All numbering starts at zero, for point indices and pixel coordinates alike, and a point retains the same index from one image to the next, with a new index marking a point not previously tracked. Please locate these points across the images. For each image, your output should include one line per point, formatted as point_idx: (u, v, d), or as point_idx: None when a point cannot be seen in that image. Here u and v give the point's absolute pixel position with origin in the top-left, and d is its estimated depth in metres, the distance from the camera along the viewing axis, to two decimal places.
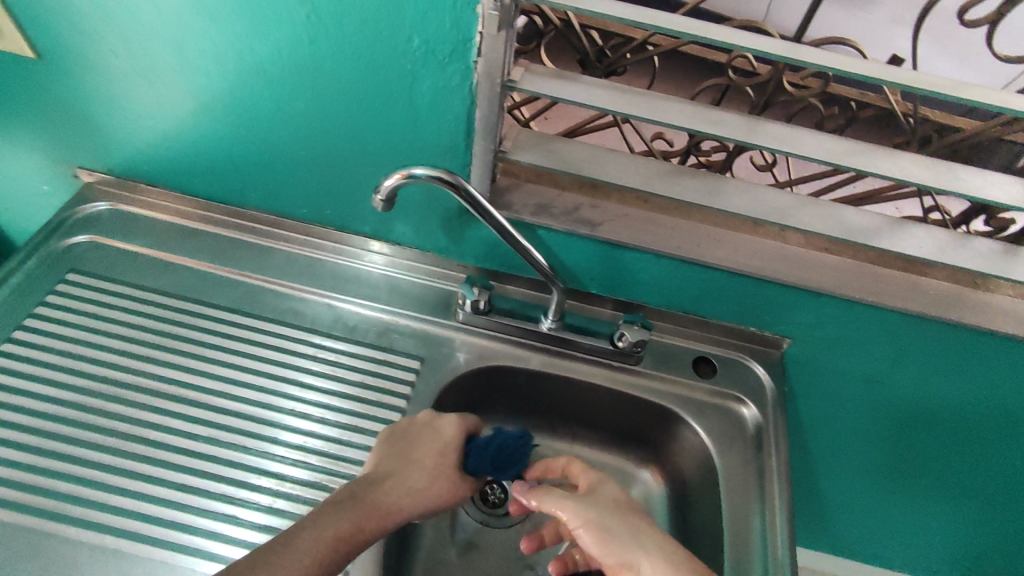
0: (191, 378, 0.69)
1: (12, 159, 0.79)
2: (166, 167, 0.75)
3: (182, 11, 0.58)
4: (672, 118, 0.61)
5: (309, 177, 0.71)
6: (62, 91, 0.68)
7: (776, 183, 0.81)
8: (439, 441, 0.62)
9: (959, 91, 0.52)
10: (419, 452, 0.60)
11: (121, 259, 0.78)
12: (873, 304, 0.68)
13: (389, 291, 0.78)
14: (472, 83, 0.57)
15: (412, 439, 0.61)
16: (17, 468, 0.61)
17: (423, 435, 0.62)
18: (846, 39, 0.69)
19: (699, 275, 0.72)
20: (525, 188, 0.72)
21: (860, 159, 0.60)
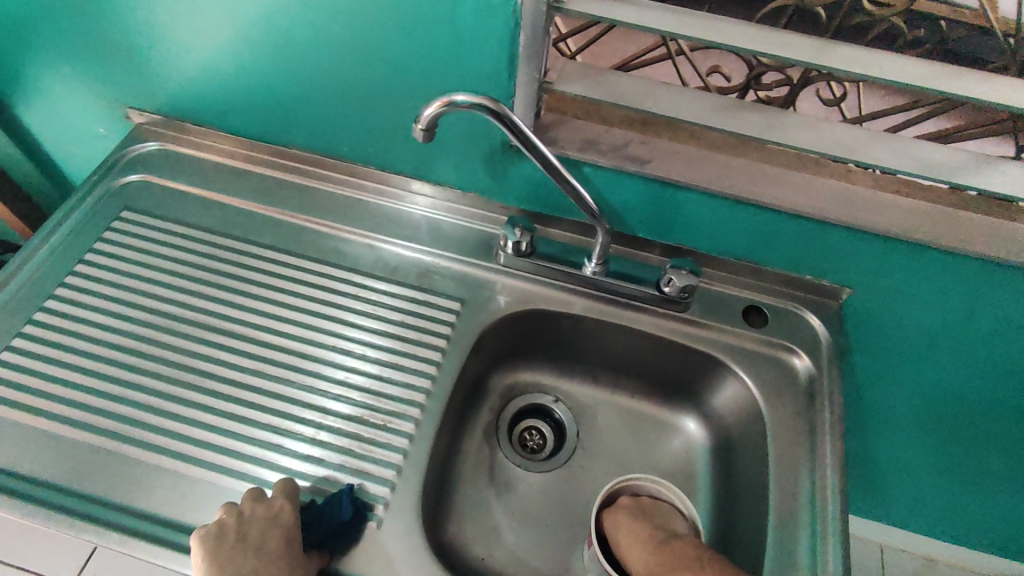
0: (238, 313, 0.71)
1: (69, 99, 0.81)
2: (210, 105, 0.76)
3: None
4: (733, 39, 0.56)
5: (349, 112, 0.69)
6: (109, 26, 0.69)
7: (844, 119, 0.74)
8: (277, 525, 0.54)
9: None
10: (262, 551, 0.52)
11: (172, 198, 0.79)
12: (949, 249, 0.63)
13: (430, 233, 0.78)
14: (517, 1, 0.53)
15: (245, 537, 0.53)
16: (81, 391, 0.64)
17: (260, 529, 0.53)
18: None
19: (754, 217, 0.68)
20: (570, 124, 0.68)
21: (945, 84, 0.54)
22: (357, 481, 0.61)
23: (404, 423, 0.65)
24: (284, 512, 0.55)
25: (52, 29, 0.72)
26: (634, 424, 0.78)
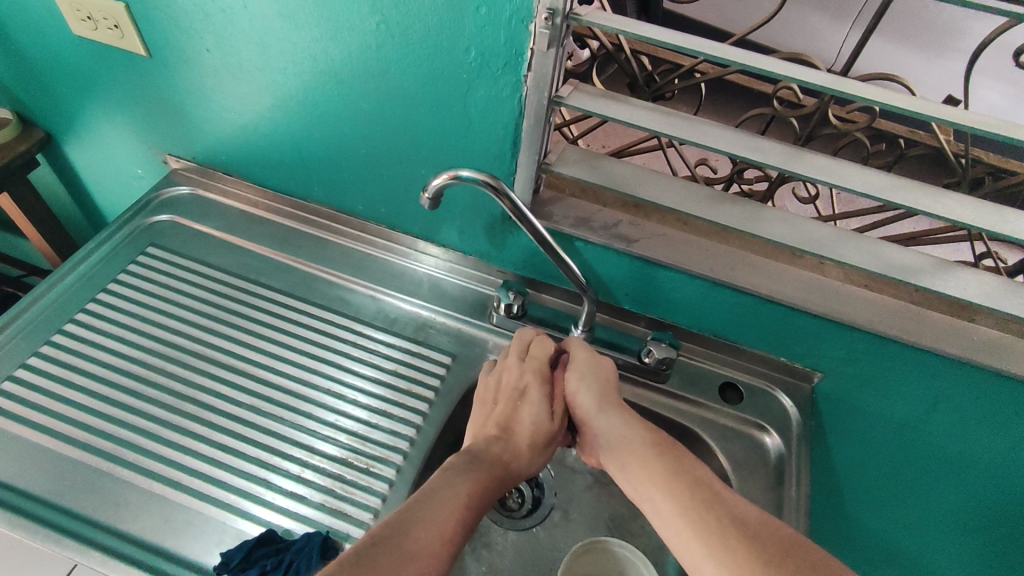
0: (244, 351, 0.75)
1: (115, 143, 0.89)
2: (244, 158, 0.83)
3: (272, 17, 0.64)
4: (715, 142, 0.63)
5: (369, 174, 0.76)
6: (164, 85, 0.77)
7: (819, 217, 0.80)
8: (508, 394, 0.67)
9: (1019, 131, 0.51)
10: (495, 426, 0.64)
11: (195, 238, 0.86)
12: (911, 343, 0.67)
13: (430, 289, 0.83)
14: (521, 95, 0.60)
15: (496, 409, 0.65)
16: (87, 413, 0.68)
17: (507, 399, 0.66)
18: (894, 75, 0.70)
19: (731, 299, 0.72)
20: (567, 201, 0.75)
21: (904, 195, 0.60)
22: (335, 521, 0.63)
23: (388, 469, 0.67)
24: (533, 382, 0.67)
25: (109, 83, 0.80)
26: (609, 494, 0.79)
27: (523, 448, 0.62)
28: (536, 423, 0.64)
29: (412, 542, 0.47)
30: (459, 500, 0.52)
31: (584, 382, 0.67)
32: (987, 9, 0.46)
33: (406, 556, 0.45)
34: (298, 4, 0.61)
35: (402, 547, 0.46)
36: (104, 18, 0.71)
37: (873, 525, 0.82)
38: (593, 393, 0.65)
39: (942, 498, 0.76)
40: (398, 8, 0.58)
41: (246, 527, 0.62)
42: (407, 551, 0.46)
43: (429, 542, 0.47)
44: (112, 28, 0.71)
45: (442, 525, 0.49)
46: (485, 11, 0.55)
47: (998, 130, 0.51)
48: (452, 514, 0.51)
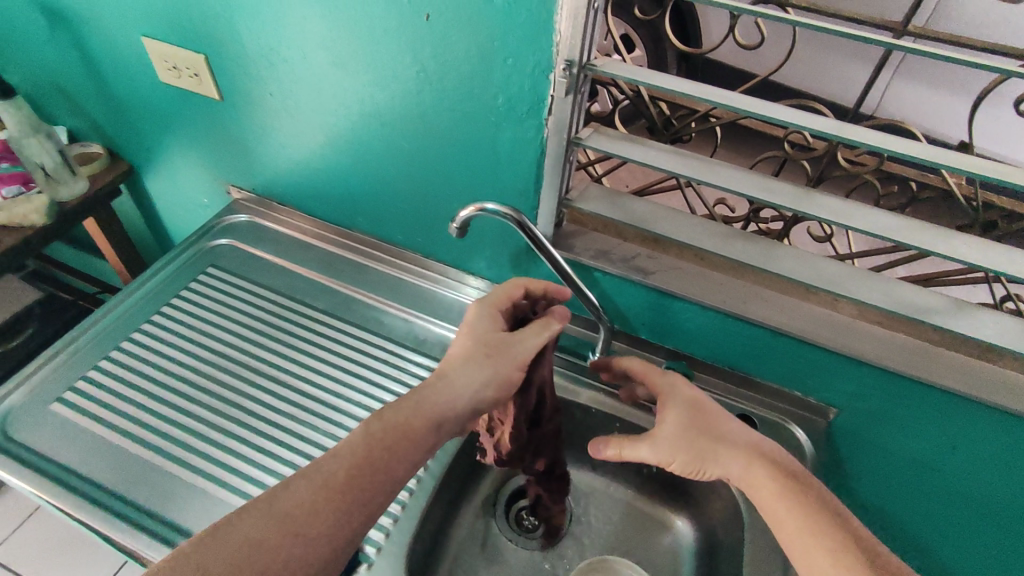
0: (284, 363, 0.82)
1: (187, 175, 1.00)
2: (296, 189, 0.92)
3: (326, 67, 0.72)
4: (726, 181, 0.67)
5: (406, 205, 0.83)
6: (231, 124, 0.87)
7: (836, 256, 0.83)
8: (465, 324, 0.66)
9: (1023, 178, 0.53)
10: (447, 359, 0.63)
11: (250, 261, 0.94)
12: (926, 381, 0.67)
13: (459, 314, 0.88)
14: (543, 136, 0.66)
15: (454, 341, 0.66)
16: (147, 412, 0.76)
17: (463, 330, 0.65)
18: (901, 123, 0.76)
19: (745, 332, 0.75)
20: (588, 235, 0.80)
21: (910, 235, 0.63)
22: None
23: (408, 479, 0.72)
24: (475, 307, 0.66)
25: (186, 123, 0.91)
26: (624, 519, 0.81)
27: (458, 381, 0.60)
28: (471, 353, 0.62)
29: (300, 501, 0.50)
30: (362, 452, 0.54)
31: (674, 441, 0.62)
32: (978, 64, 0.49)
33: (284, 517, 0.49)
34: (348, 57, 0.70)
35: (289, 506, 0.50)
36: (187, 68, 0.81)
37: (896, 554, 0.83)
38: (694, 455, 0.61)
39: (964, 528, 0.77)
40: (435, 59, 0.65)
41: None
42: (290, 511, 0.49)
43: (326, 503, 0.50)
44: (193, 75, 0.82)
45: (330, 480, 0.52)
46: (510, 62, 0.61)
47: (996, 174, 0.53)
48: (350, 466, 0.53)
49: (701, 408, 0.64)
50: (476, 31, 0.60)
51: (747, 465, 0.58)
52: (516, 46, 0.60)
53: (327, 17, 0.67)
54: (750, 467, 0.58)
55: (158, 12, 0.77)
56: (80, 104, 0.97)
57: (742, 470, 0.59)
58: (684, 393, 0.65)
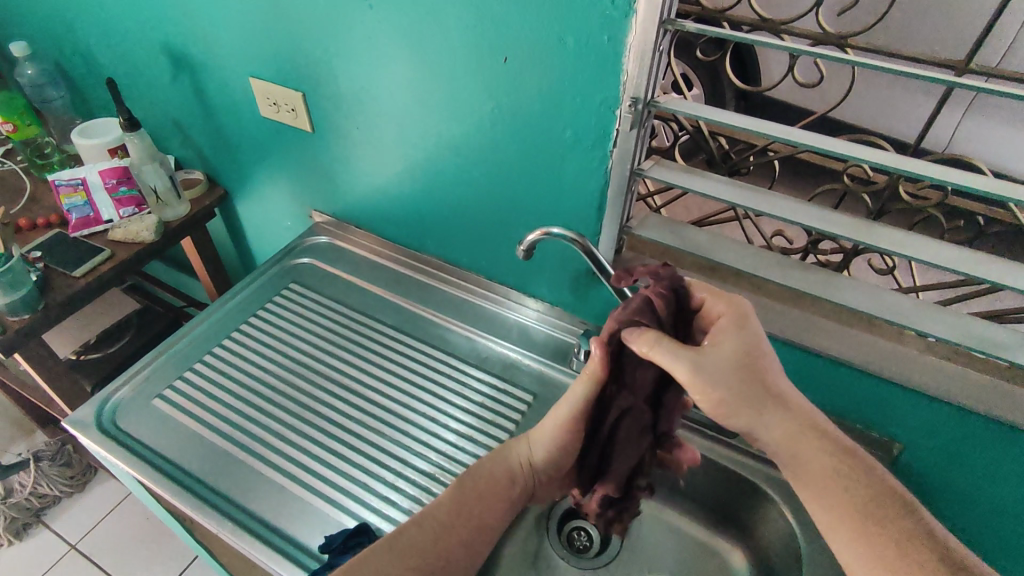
0: (356, 373, 0.88)
1: (275, 199, 1.10)
2: (373, 214, 1.00)
3: (409, 103, 0.80)
4: (785, 212, 0.69)
5: (475, 229, 0.89)
6: (320, 154, 0.96)
7: (898, 288, 0.83)
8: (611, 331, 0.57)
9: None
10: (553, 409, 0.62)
11: (328, 278, 1.02)
12: (997, 418, 0.66)
13: (519, 334, 0.92)
14: (606, 167, 0.70)
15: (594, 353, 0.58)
16: (234, 412, 0.83)
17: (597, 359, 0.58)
18: (961, 157, 0.79)
19: (804, 360, 0.75)
20: (647, 261, 0.82)
21: (976, 268, 0.63)
22: None
23: None
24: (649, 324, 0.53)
25: (279, 152, 1.01)
26: (677, 545, 0.82)
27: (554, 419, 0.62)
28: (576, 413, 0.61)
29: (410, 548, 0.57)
30: (462, 511, 0.61)
31: (722, 375, 0.51)
32: None
33: (409, 554, 0.57)
34: (430, 94, 0.77)
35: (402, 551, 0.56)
36: (285, 103, 0.91)
37: None
38: (738, 398, 0.51)
39: None
40: (510, 97, 0.70)
41: (346, 520, 0.72)
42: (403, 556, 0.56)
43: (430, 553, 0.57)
44: (290, 111, 0.92)
45: (441, 528, 0.59)
46: (579, 99, 0.66)
47: None
48: (451, 519, 0.60)
49: (751, 352, 0.52)
50: (549, 70, 0.66)
51: (799, 432, 0.52)
52: (585, 84, 0.65)
53: (415, 59, 0.74)
54: (801, 435, 0.51)
55: (266, 56, 0.87)
56: (190, 134, 1.09)
57: (790, 436, 0.51)
58: (755, 332, 0.54)
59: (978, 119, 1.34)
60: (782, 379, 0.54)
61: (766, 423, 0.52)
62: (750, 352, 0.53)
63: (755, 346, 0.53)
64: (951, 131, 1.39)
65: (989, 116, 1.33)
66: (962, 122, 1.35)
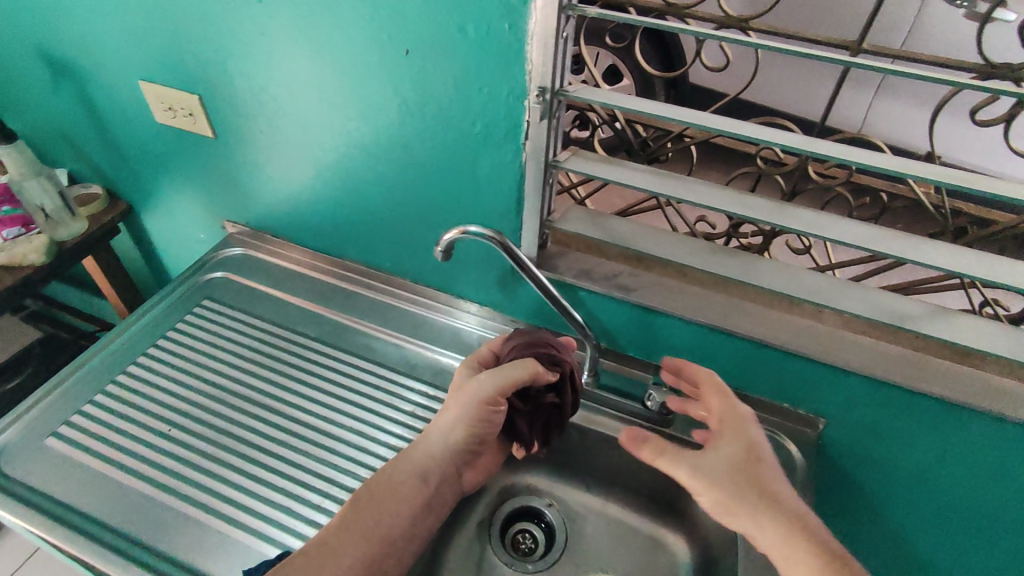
0: (277, 391, 0.83)
1: (183, 211, 1.03)
2: (289, 221, 0.94)
3: (313, 103, 0.75)
4: (701, 198, 0.69)
5: (395, 232, 0.85)
6: (226, 161, 0.90)
7: (815, 267, 0.86)
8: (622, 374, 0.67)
9: (987, 184, 0.55)
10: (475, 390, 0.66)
11: (244, 292, 0.96)
12: (911, 388, 0.68)
13: (449, 337, 0.89)
14: (521, 160, 0.68)
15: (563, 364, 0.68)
16: (140, 444, 0.77)
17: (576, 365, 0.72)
18: (860, 136, 0.80)
19: (730, 345, 0.76)
20: (572, 255, 0.81)
21: (883, 244, 0.64)
22: None
23: None
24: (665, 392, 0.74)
25: (182, 161, 0.94)
26: (621, 539, 0.80)
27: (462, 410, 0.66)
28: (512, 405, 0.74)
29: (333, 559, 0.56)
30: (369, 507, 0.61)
31: (718, 469, 0.61)
32: (934, 78, 0.51)
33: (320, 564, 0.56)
34: (334, 92, 0.73)
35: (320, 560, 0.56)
36: (181, 108, 0.85)
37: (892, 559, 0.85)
38: (727, 484, 0.59)
39: (961, 538, 0.77)
40: (416, 91, 0.67)
41: (268, 550, 0.67)
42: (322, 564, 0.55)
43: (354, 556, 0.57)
44: (187, 116, 0.85)
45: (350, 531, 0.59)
46: (487, 91, 0.64)
47: (958, 182, 0.55)
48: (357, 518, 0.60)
49: (743, 460, 0.61)
50: (452, 63, 0.63)
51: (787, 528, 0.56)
52: (491, 75, 0.62)
53: (314, 56, 0.70)
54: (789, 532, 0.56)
55: (155, 58, 0.81)
56: (82, 148, 1.01)
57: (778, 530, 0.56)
58: (757, 437, 0.63)
59: (887, 102, 1.41)
60: (780, 482, 0.60)
61: (757, 520, 0.57)
62: (755, 450, 0.62)
63: (754, 452, 0.62)
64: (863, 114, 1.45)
65: (896, 98, 1.40)
66: (872, 104, 1.42)
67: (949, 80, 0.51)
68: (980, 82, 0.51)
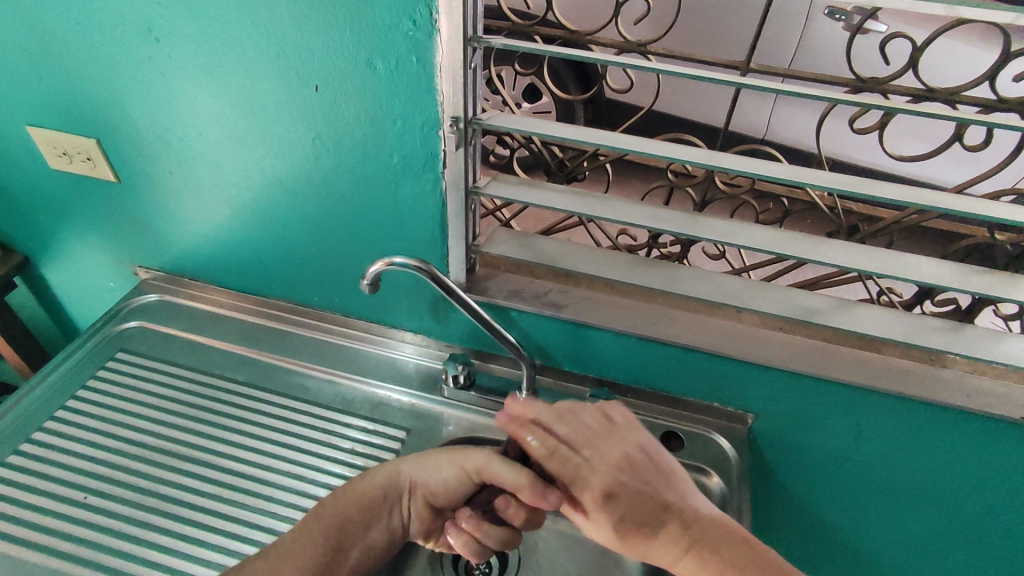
0: (205, 442, 0.79)
1: (89, 260, 0.97)
2: (205, 264, 0.91)
3: (223, 142, 0.73)
4: (619, 214, 0.71)
5: (321, 268, 0.83)
6: (132, 204, 0.85)
7: (732, 271, 0.91)
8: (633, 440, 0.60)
9: (869, 188, 0.60)
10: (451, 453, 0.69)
11: (163, 340, 0.91)
12: (824, 378, 0.73)
13: (386, 369, 0.87)
14: (442, 188, 0.68)
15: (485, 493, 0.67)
16: (54, 516, 0.71)
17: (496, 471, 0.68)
18: (758, 146, 0.86)
19: (661, 352, 0.79)
20: (503, 277, 0.82)
21: (788, 246, 0.69)
22: None
23: None
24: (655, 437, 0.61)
25: (84, 207, 0.88)
26: (574, 553, 0.81)
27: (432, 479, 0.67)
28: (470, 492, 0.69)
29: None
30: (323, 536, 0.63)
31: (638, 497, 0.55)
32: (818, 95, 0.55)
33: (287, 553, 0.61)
34: (244, 129, 0.71)
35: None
36: (78, 152, 0.80)
37: (825, 541, 0.89)
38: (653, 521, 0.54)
39: (883, 511, 0.83)
40: (329, 125, 0.67)
41: None
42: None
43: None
44: (86, 161, 0.81)
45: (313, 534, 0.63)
46: (401, 123, 0.64)
47: (846, 187, 0.60)
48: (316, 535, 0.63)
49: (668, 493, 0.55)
50: (365, 98, 0.63)
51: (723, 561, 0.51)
52: (404, 108, 0.63)
53: (221, 95, 0.69)
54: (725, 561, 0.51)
55: (45, 101, 0.76)
56: None
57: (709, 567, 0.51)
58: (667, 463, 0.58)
59: (785, 109, 1.53)
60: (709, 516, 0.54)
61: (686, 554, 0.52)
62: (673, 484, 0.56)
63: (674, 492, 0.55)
64: (766, 121, 1.56)
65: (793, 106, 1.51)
66: (772, 113, 1.54)
67: (828, 96, 0.55)
68: (853, 97, 0.56)
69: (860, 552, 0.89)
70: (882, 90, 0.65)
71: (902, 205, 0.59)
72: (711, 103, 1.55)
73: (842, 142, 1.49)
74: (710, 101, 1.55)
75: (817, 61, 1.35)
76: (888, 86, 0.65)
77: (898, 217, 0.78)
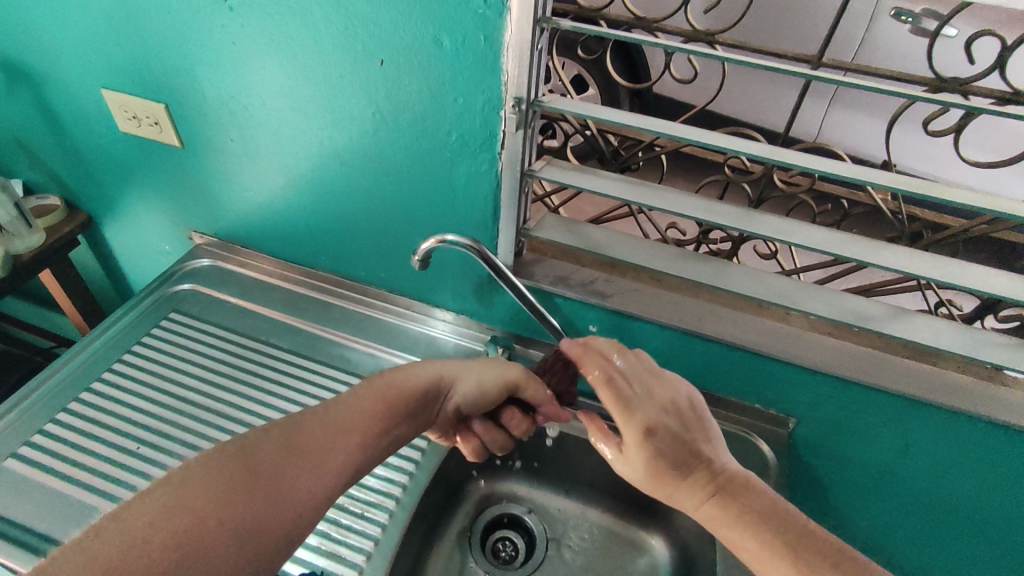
0: (249, 405, 0.81)
1: (149, 223, 1.00)
2: (258, 232, 0.93)
3: (284, 111, 0.75)
4: (673, 205, 0.70)
5: (371, 243, 0.85)
6: (193, 170, 0.88)
7: (783, 272, 0.89)
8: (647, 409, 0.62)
9: (939, 191, 0.58)
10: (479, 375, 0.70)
11: (214, 304, 0.93)
12: (873, 385, 0.71)
13: (426, 347, 0.88)
14: (497, 169, 0.68)
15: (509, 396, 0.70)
16: (108, 463, 0.74)
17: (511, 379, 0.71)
18: (823, 145, 0.82)
19: (703, 348, 0.78)
20: (548, 262, 0.82)
21: (846, 248, 0.67)
22: (330, 564, 0.67)
23: (381, 513, 0.72)
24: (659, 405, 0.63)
25: (147, 170, 0.91)
26: (603, 544, 0.81)
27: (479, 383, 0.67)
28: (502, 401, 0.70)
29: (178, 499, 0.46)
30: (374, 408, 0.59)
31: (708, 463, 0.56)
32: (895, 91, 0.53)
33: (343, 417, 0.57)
34: (306, 99, 0.72)
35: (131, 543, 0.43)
36: (147, 116, 0.83)
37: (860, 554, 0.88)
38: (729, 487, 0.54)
39: (925, 528, 0.80)
40: (390, 99, 0.67)
41: None
42: (179, 509, 0.45)
43: (288, 504, 0.49)
44: (153, 125, 0.83)
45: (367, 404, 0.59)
46: (462, 101, 0.64)
47: (915, 189, 0.57)
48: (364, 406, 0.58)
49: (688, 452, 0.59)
50: (428, 73, 0.64)
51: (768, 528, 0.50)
52: (466, 86, 0.63)
53: (286, 65, 0.70)
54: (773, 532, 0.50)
55: (118, 66, 0.79)
56: (41, 157, 0.97)
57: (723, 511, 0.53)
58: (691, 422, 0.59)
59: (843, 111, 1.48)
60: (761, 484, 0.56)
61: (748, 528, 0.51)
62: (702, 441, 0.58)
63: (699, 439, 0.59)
64: (821, 124, 1.52)
65: (852, 108, 1.46)
66: (829, 114, 1.49)
67: (905, 93, 0.53)
68: (930, 94, 0.53)
69: (894, 565, 0.87)
70: (963, 91, 0.62)
71: (975, 211, 0.56)
72: (765, 102, 1.51)
73: (904, 148, 1.43)
74: (765, 100, 1.51)
75: (881, 62, 1.30)
76: (969, 86, 0.62)
77: (967, 225, 0.75)
